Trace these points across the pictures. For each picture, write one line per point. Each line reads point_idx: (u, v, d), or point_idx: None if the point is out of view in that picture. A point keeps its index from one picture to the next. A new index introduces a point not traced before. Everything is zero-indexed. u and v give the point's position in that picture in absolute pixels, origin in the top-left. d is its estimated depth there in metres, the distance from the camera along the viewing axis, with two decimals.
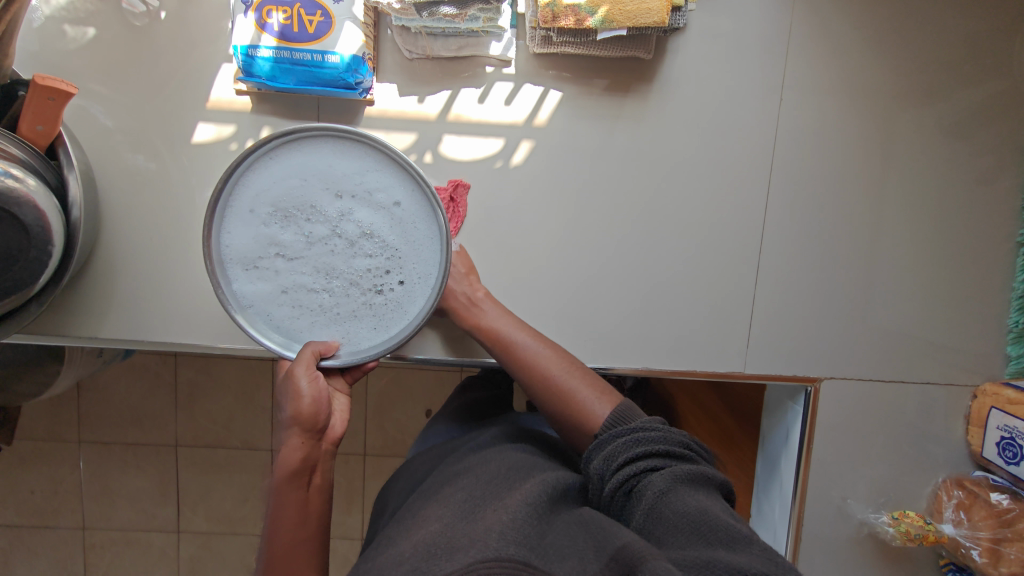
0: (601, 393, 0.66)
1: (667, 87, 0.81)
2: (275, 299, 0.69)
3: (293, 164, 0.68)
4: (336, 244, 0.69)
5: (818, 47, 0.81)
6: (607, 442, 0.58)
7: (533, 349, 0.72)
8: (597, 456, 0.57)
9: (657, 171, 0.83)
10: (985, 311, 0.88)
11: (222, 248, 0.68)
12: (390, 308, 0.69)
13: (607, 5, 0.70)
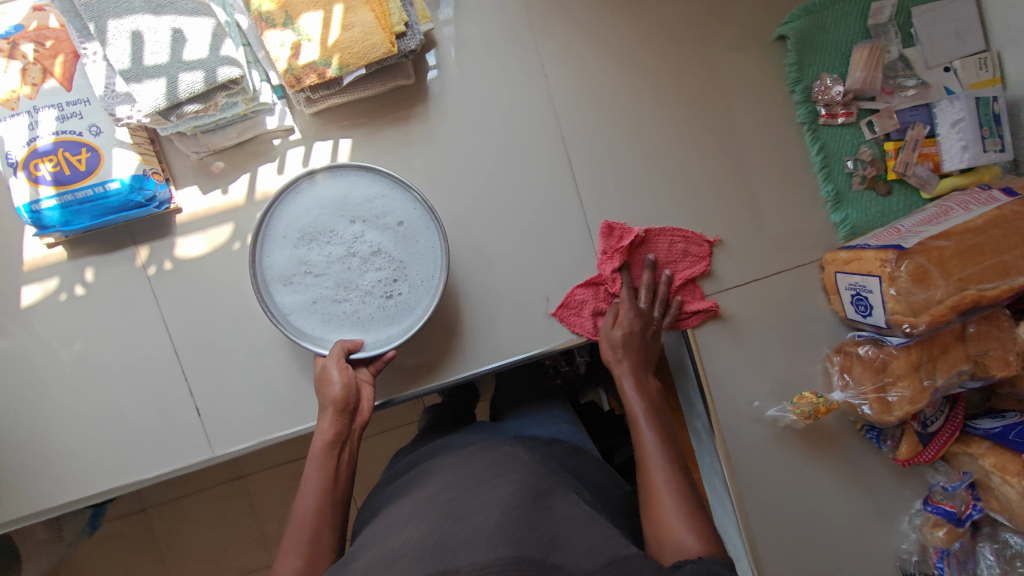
0: (695, 525, 0.63)
1: (441, 102, 0.87)
2: (307, 309, 0.80)
3: (313, 197, 0.80)
4: (357, 259, 0.80)
5: (556, 19, 0.89)
6: (708, 563, 0.57)
7: (651, 445, 0.72)
8: (691, 562, 0.58)
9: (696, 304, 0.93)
10: (800, 190, 0.95)
11: (262, 269, 0.79)
12: (404, 311, 0.80)
13: (338, 52, 0.72)
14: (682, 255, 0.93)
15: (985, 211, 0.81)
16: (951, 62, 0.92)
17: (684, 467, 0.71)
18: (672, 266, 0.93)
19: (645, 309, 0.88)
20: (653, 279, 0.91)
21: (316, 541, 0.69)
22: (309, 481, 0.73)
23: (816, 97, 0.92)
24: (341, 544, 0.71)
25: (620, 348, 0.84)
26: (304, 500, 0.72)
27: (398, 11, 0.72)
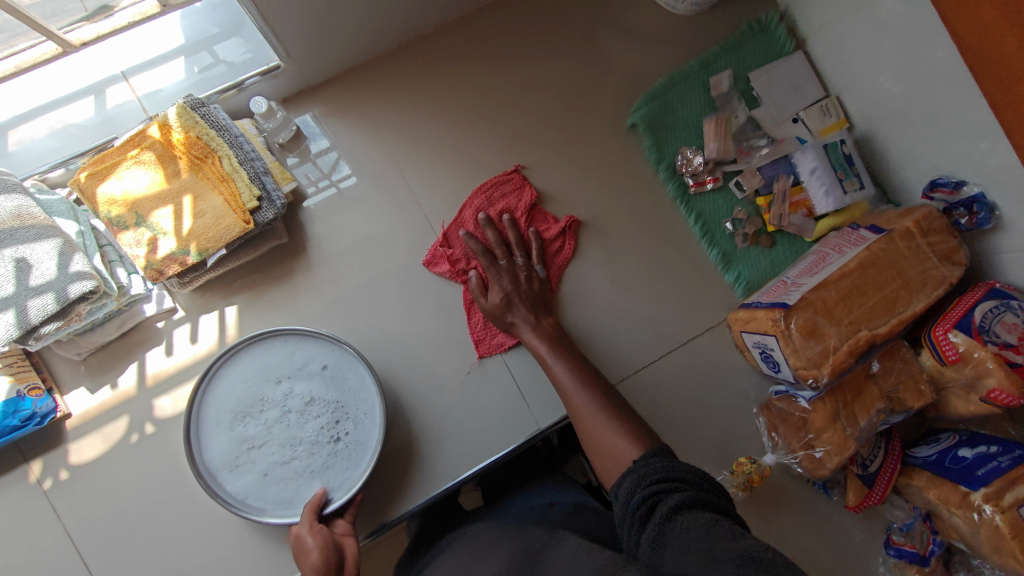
0: (624, 425, 0.70)
1: (320, 249, 0.89)
2: (262, 484, 0.75)
3: (236, 372, 0.78)
4: (292, 418, 0.77)
5: (418, 150, 0.93)
6: (640, 466, 0.61)
7: (565, 377, 0.79)
8: (627, 477, 0.61)
9: (548, 215, 0.95)
10: (689, 256, 0.97)
11: (204, 463, 0.75)
12: (355, 450, 0.77)
13: (195, 238, 0.73)
14: (501, 189, 0.94)
15: (857, 252, 0.85)
16: (797, 114, 0.98)
17: (600, 385, 0.78)
18: (505, 208, 0.93)
19: (506, 262, 0.90)
20: (496, 231, 0.91)
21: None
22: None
23: (681, 170, 0.96)
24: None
25: (505, 310, 0.87)
26: None
27: (246, 188, 0.74)
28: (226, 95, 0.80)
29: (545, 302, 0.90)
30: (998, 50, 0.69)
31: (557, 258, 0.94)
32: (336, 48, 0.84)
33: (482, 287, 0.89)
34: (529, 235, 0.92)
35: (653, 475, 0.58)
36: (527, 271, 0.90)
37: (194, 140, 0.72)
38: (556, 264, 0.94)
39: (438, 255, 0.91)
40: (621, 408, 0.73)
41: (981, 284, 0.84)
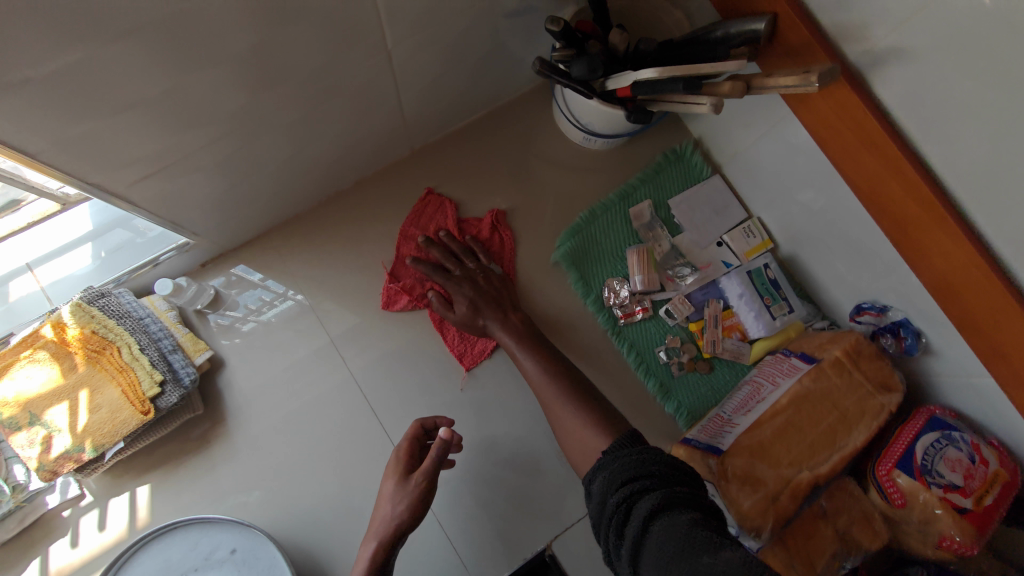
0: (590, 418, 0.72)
1: (240, 415, 0.86)
2: None
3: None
4: None
5: (339, 303, 0.92)
6: (610, 463, 0.64)
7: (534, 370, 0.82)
8: (599, 474, 0.64)
9: (478, 220, 0.98)
10: (626, 389, 0.94)
11: None
12: None
13: (91, 433, 0.70)
14: (427, 212, 0.97)
15: (789, 386, 0.82)
16: (721, 237, 0.98)
17: (569, 374, 0.80)
18: (439, 225, 0.97)
19: (460, 271, 0.92)
20: (440, 246, 0.94)
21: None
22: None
23: (609, 302, 0.96)
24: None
25: (475, 316, 0.88)
26: None
27: (146, 376, 0.72)
28: (138, 272, 0.78)
29: (509, 297, 0.91)
30: (891, 199, 0.69)
31: (503, 251, 0.98)
32: (246, 218, 0.85)
33: (445, 302, 0.90)
34: (469, 241, 0.95)
35: (622, 478, 0.60)
36: (482, 272, 0.92)
37: (89, 335, 0.71)
38: (503, 257, 0.97)
39: (393, 292, 0.93)
40: (585, 398, 0.75)
41: (922, 409, 0.81)
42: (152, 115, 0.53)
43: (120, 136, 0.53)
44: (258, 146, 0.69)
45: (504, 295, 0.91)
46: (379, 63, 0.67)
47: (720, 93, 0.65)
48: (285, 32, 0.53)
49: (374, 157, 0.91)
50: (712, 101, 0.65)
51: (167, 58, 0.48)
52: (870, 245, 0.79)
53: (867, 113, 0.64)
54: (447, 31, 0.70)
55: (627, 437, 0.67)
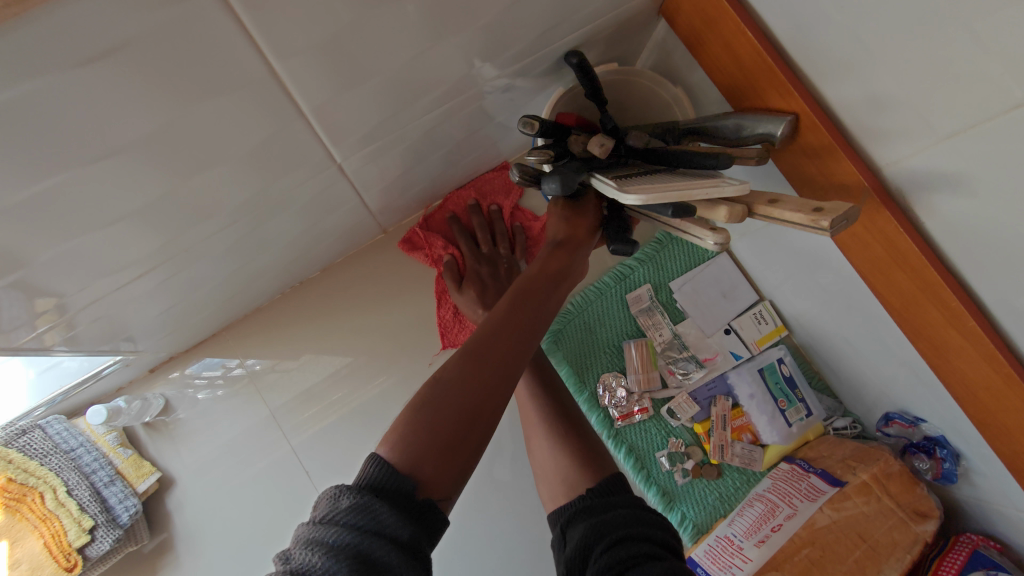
0: (553, 430, 0.63)
1: (193, 535, 0.78)
2: None
3: None
4: None
5: (302, 410, 0.83)
6: (599, 513, 0.50)
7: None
8: (584, 525, 0.50)
9: (529, 215, 0.91)
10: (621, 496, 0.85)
11: None
12: None
13: None
14: (494, 181, 0.89)
15: (808, 514, 0.73)
16: (729, 323, 0.89)
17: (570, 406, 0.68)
18: (496, 200, 0.89)
19: (488, 252, 0.85)
20: (484, 221, 0.87)
21: (445, 396, 0.44)
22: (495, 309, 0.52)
23: (603, 400, 0.86)
24: (431, 488, 0.40)
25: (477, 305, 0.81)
26: (448, 371, 0.45)
27: (73, 524, 0.65)
28: (78, 388, 0.71)
29: None
30: (926, 323, 0.59)
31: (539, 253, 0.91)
32: (194, 326, 0.76)
33: (455, 275, 0.84)
34: (514, 230, 0.88)
35: (611, 535, 0.47)
36: (508, 265, 0.85)
37: (6, 484, 0.63)
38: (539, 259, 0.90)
39: (418, 238, 0.87)
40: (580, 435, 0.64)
41: (963, 539, 0.71)
42: (46, 278, 0.45)
43: (8, 303, 0.46)
44: (193, 270, 0.61)
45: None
46: (327, 176, 0.59)
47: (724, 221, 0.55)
48: (198, 177, 0.46)
49: (342, 245, 0.82)
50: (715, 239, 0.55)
51: (45, 230, 0.40)
52: (900, 356, 0.69)
53: (902, 233, 0.55)
54: (406, 135, 0.61)
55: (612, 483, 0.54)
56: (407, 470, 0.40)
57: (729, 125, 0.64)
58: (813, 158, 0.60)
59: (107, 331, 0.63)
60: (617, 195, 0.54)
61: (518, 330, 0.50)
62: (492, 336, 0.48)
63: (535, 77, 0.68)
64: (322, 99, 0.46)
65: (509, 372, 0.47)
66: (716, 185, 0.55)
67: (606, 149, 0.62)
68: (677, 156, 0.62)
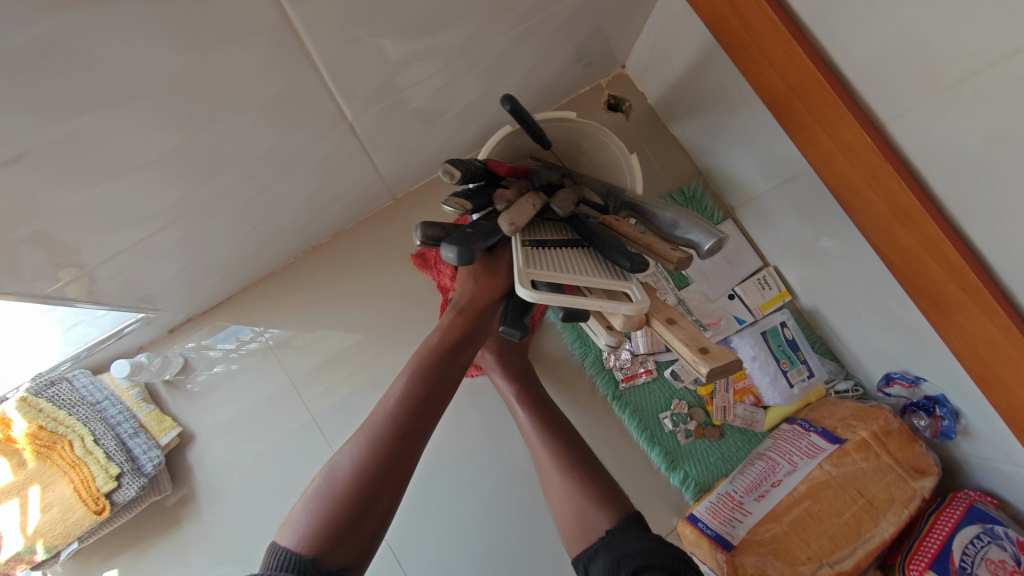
0: (563, 469, 0.69)
1: (212, 488, 0.81)
2: None
3: None
4: None
5: (313, 372, 0.85)
6: (620, 545, 0.57)
7: (507, 392, 0.80)
8: (605, 557, 0.57)
9: None
10: (626, 456, 0.87)
11: None
12: None
13: (43, 535, 0.66)
14: None
15: (807, 470, 0.75)
16: (733, 289, 0.90)
17: (571, 441, 0.73)
18: None
19: None
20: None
21: (339, 483, 0.53)
22: (392, 395, 0.61)
23: (608, 362, 0.88)
24: (332, 560, 0.48)
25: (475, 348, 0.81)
26: (339, 465, 0.55)
27: (101, 471, 0.69)
28: (101, 344, 0.74)
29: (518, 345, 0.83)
30: (925, 277, 0.60)
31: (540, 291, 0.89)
32: (212, 286, 0.78)
33: None
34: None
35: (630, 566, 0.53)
36: None
37: (38, 431, 0.67)
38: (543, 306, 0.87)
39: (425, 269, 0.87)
40: (591, 472, 0.68)
41: (960, 495, 0.72)
42: (75, 221, 0.48)
43: (38, 245, 0.48)
44: (210, 226, 0.63)
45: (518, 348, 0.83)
46: (338, 135, 0.61)
47: (631, 320, 0.56)
48: (217, 127, 0.47)
49: (353, 210, 0.83)
50: (608, 339, 0.62)
51: (74, 170, 0.42)
52: (901, 315, 0.70)
53: (904, 186, 0.56)
54: (415, 94, 0.63)
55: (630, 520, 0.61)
56: (306, 551, 0.48)
57: (666, 217, 0.59)
58: (815, 115, 0.61)
59: (132, 286, 0.65)
60: (516, 279, 0.54)
61: (404, 415, 0.58)
62: (385, 424, 0.57)
63: (541, 39, 0.69)
64: (335, 50, 0.48)
65: (401, 451, 0.56)
66: (624, 287, 0.56)
67: (534, 208, 0.59)
68: (600, 240, 0.59)
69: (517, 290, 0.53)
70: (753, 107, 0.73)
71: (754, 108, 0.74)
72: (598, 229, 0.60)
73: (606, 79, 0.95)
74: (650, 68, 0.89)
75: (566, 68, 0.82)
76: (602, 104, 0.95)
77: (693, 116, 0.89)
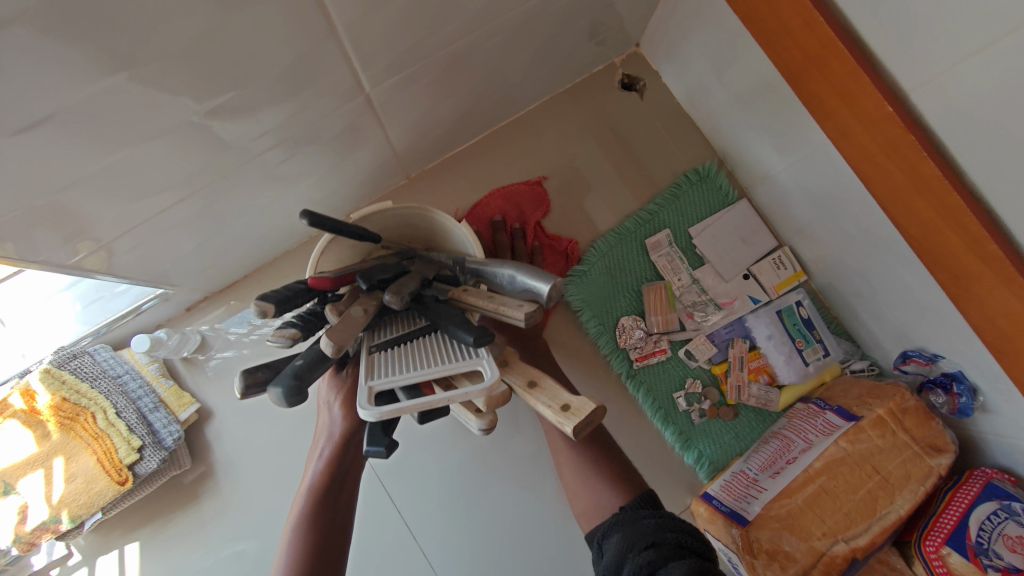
0: (582, 455, 0.68)
1: (229, 464, 0.82)
2: None
3: None
4: None
5: None
6: (633, 522, 0.55)
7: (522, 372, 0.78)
8: (617, 535, 0.55)
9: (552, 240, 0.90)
10: (640, 436, 0.87)
11: None
12: None
13: (67, 504, 0.68)
14: (525, 195, 0.91)
15: (823, 447, 0.75)
16: (748, 269, 0.89)
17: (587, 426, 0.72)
18: (519, 218, 0.90)
19: None
20: (504, 239, 0.87)
21: None
22: (284, 554, 0.64)
23: (623, 342, 0.87)
24: None
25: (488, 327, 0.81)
26: None
27: (123, 443, 0.70)
28: (119, 321, 0.75)
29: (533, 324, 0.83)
30: (945, 251, 0.59)
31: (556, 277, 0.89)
32: (228, 264, 0.79)
33: None
34: (536, 248, 0.88)
35: (642, 541, 0.51)
36: None
37: (61, 403, 0.69)
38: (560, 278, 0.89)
39: None
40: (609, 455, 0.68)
41: (977, 473, 0.72)
42: (100, 185, 0.48)
43: (61, 211, 0.48)
44: (228, 200, 0.63)
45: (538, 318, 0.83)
46: (354, 107, 0.61)
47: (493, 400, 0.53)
48: (236, 92, 0.48)
49: (367, 188, 0.83)
50: (479, 424, 0.56)
51: (98, 132, 0.42)
52: (919, 291, 0.69)
53: (924, 155, 0.56)
54: (430, 67, 0.63)
55: (648, 496, 0.60)
56: None
57: (503, 276, 0.57)
58: (835, 87, 0.60)
59: (149, 259, 0.66)
60: (359, 399, 0.50)
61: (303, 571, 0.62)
62: None
63: (557, 13, 0.69)
64: (354, 16, 0.48)
65: None
66: (473, 365, 0.52)
67: (364, 314, 0.55)
68: (440, 318, 0.56)
69: (359, 413, 0.49)
70: (769, 81, 0.73)
71: (770, 83, 0.73)
72: (438, 308, 0.57)
73: (619, 57, 0.94)
74: (666, 46, 0.89)
75: (580, 45, 0.82)
76: (615, 84, 0.95)
77: (707, 95, 0.88)
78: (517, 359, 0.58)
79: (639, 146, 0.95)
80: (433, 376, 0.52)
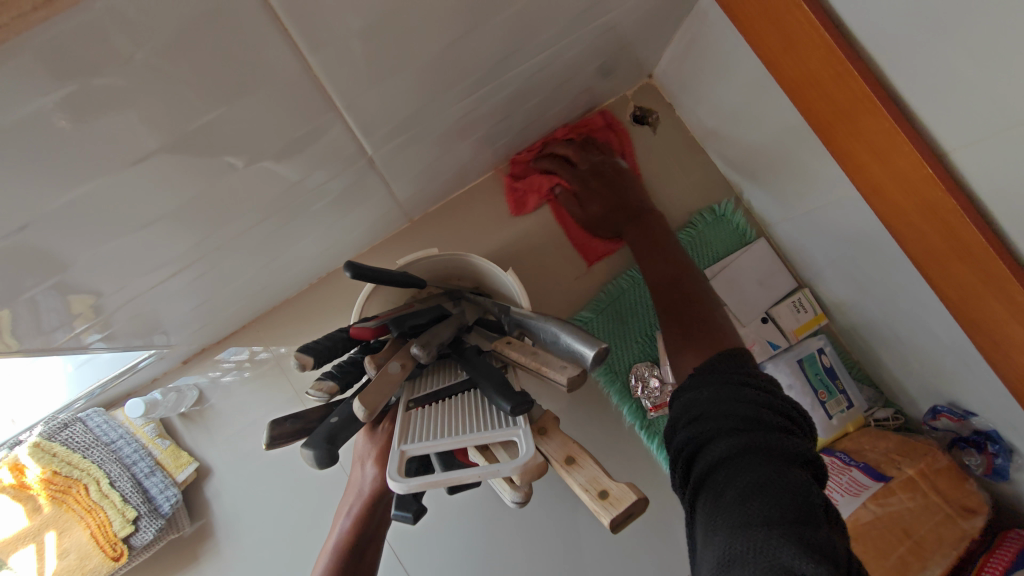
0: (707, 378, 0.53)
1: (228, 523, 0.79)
2: None
3: None
4: None
5: None
6: (687, 391, 0.51)
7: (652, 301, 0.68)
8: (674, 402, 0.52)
9: (597, 122, 0.88)
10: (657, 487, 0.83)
11: None
12: None
13: None
14: None
15: (851, 509, 0.72)
16: (766, 312, 0.87)
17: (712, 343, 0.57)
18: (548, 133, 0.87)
19: (588, 166, 0.84)
20: (566, 147, 0.85)
21: None
22: None
23: (635, 391, 0.84)
24: None
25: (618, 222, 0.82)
26: None
27: (118, 515, 0.69)
28: (114, 380, 0.73)
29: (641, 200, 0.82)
30: (987, 319, 0.55)
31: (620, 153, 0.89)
32: (227, 318, 0.76)
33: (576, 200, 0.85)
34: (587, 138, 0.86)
35: (688, 417, 0.48)
36: (611, 167, 0.84)
37: (52, 476, 0.67)
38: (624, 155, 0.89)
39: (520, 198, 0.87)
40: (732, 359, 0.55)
41: (1012, 536, 0.68)
42: (83, 278, 0.44)
43: (49, 302, 0.45)
44: (223, 265, 0.60)
45: (627, 195, 0.82)
46: (356, 169, 0.58)
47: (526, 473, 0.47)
48: (232, 175, 0.44)
49: (371, 235, 0.80)
50: (513, 496, 0.52)
51: (77, 235, 0.39)
52: (953, 350, 0.66)
53: (968, 222, 0.52)
54: (437, 124, 0.59)
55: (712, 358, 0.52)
56: None
57: (547, 330, 0.54)
58: (869, 143, 0.57)
59: (143, 327, 0.62)
60: (390, 463, 0.48)
61: None
62: None
63: (567, 61, 0.65)
64: (351, 92, 0.45)
65: None
66: (507, 434, 0.48)
67: (401, 370, 0.53)
68: (480, 375, 0.52)
69: (388, 483, 0.46)
70: (792, 127, 0.69)
71: (795, 128, 0.69)
72: (477, 361, 0.54)
73: (631, 90, 0.91)
74: (681, 81, 0.85)
75: (592, 83, 0.78)
76: (627, 117, 0.91)
77: (724, 132, 0.84)
78: (557, 424, 0.52)
79: (654, 182, 0.91)
80: (467, 442, 0.48)
